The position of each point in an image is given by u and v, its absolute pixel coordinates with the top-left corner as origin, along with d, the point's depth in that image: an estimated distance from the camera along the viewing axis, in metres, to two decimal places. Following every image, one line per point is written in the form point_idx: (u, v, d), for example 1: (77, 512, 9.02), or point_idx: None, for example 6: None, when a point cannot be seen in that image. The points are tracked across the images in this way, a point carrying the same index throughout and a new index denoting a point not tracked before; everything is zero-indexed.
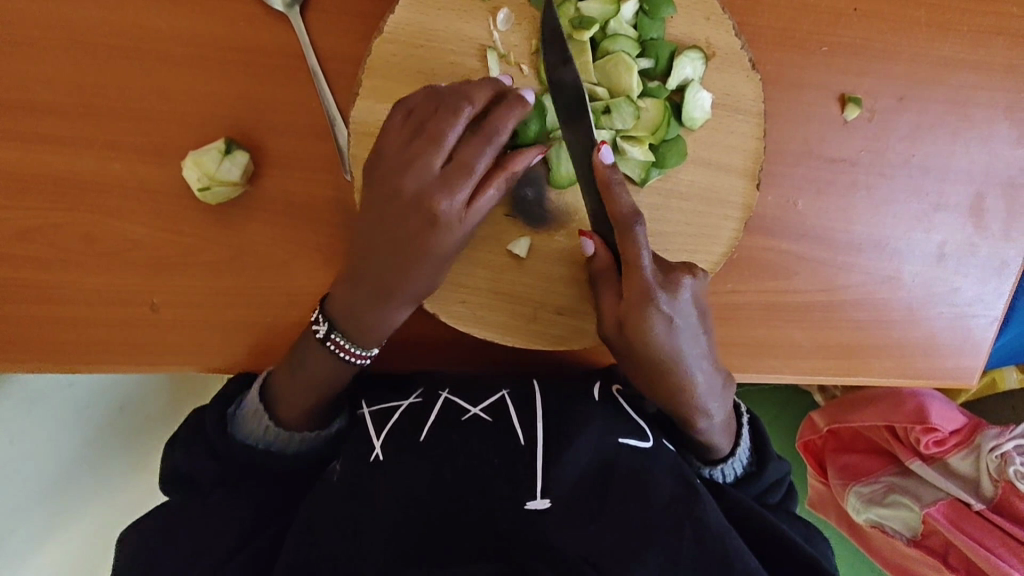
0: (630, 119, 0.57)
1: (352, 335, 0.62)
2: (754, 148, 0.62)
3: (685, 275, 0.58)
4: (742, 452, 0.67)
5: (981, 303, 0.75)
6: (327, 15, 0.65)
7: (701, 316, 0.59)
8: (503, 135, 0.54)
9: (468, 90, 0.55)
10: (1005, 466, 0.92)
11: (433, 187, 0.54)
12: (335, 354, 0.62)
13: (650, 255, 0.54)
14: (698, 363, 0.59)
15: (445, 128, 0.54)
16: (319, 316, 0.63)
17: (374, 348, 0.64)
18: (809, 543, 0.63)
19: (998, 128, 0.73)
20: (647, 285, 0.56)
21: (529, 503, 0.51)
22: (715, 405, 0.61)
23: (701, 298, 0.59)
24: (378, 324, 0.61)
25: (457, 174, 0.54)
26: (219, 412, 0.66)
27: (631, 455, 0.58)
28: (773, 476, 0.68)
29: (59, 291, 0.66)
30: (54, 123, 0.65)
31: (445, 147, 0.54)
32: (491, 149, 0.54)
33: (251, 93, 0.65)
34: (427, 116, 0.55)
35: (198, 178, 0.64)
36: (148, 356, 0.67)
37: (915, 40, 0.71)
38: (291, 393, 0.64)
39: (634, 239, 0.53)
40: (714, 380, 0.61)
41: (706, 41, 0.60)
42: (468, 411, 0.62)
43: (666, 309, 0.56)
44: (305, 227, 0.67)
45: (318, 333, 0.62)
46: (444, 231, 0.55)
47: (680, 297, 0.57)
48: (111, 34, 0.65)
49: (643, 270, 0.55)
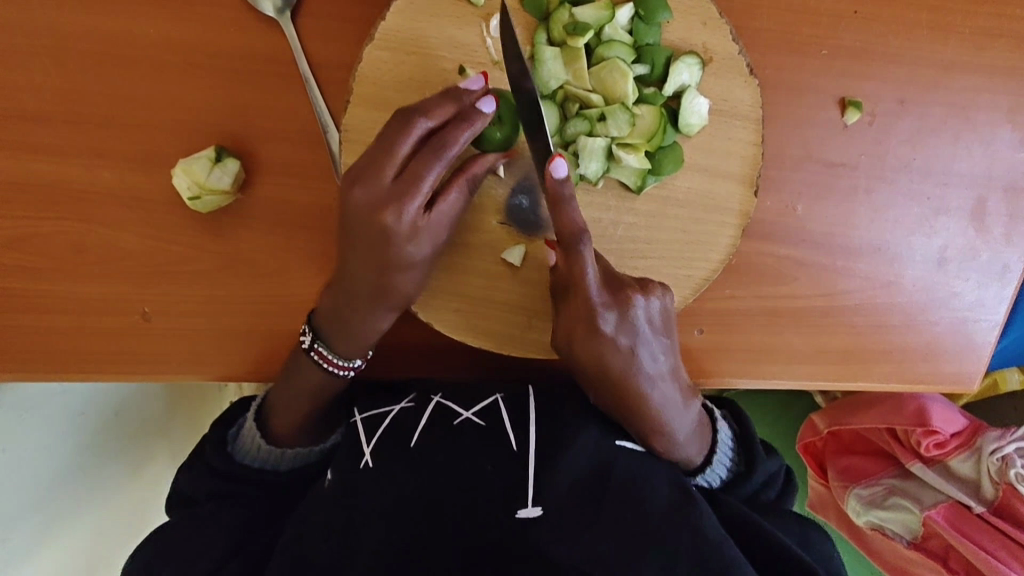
0: (626, 126, 0.56)
1: (334, 344, 0.61)
2: (752, 155, 0.61)
3: (637, 295, 0.57)
4: (722, 455, 0.66)
5: (982, 308, 0.74)
6: (318, 20, 0.64)
7: (659, 335, 0.58)
8: (455, 147, 0.53)
9: (428, 99, 0.54)
10: (1005, 469, 0.92)
11: (383, 199, 0.53)
12: (321, 365, 0.62)
13: (595, 274, 0.55)
14: (654, 382, 0.58)
15: (396, 139, 0.53)
16: (305, 328, 0.62)
17: (357, 359, 0.63)
18: (805, 545, 0.61)
19: (1000, 131, 0.71)
20: (591, 301, 0.56)
21: (521, 512, 0.52)
22: (676, 418, 0.60)
23: (658, 315, 0.58)
24: (361, 331, 0.60)
25: (408, 187, 0.53)
26: (219, 433, 0.66)
27: (628, 457, 0.57)
28: (764, 473, 0.66)
29: (50, 301, 0.65)
30: (44, 132, 0.64)
31: (397, 158, 0.53)
32: (441, 162, 0.53)
33: (242, 101, 0.65)
34: (383, 127, 0.54)
35: (188, 187, 0.63)
36: (139, 366, 0.66)
37: (915, 42, 0.70)
38: (284, 406, 0.64)
39: (577, 256, 0.54)
40: (673, 398, 0.59)
41: (703, 47, 0.59)
42: (460, 415, 0.62)
43: (610, 329, 0.56)
44: (296, 234, 0.66)
45: (302, 344, 0.61)
46: (396, 244, 0.55)
47: (630, 316, 0.56)
48: (99, 41, 0.64)
49: (588, 288, 0.55)
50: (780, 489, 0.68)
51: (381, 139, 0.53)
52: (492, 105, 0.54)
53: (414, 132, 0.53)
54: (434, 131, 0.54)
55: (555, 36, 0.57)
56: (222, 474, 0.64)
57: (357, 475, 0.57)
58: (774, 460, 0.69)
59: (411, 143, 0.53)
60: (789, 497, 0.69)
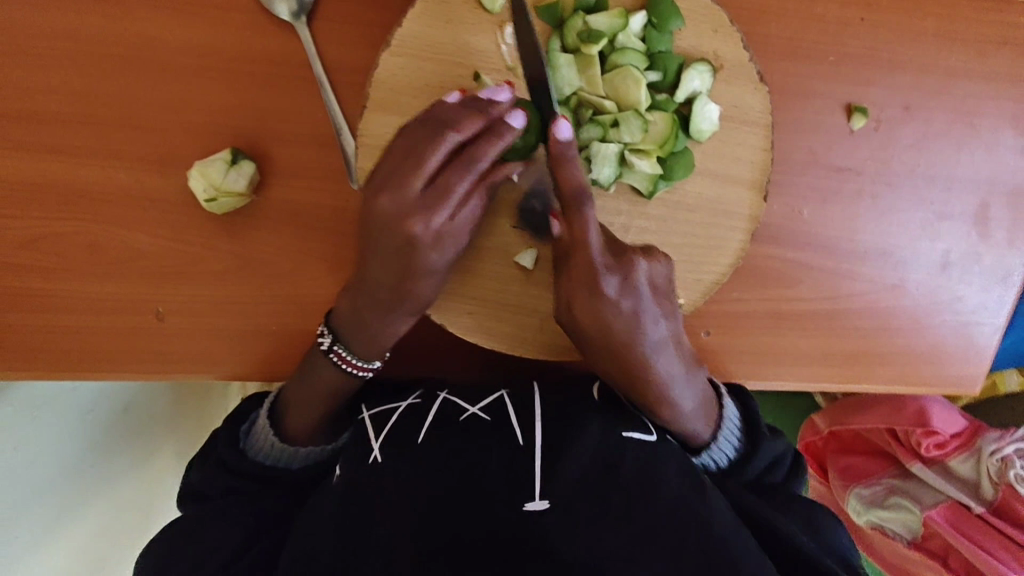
0: (638, 132, 0.57)
1: (353, 346, 0.62)
2: (762, 160, 0.62)
3: (639, 258, 0.57)
4: (728, 433, 0.66)
5: (985, 311, 0.75)
6: (333, 25, 0.65)
7: (660, 299, 0.59)
8: (484, 161, 0.54)
9: (458, 111, 0.55)
10: (1005, 470, 0.93)
11: (411, 210, 0.54)
12: (338, 365, 0.63)
13: (598, 234, 0.55)
14: (655, 348, 0.59)
15: (426, 151, 0.54)
16: (322, 329, 0.63)
17: (376, 360, 0.64)
18: (812, 529, 0.61)
19: (1004, 137, 0.72)
20: (594, 266, 0.56)
21: (528, 505, 0.50)
22: (681, 392, 0.62)
23: (660, 281, 0.59)
24: (378, 335, 0.62)
25: (437, 200, 0.54)
26: (231, 429, 0.67)
27: (639, 446, 0.59)
28: (770, 452, 0.67)
29: (64, 301, 0.66)
30: (60, 133, 0.65)
31: (427, 171, 0.54)
32: (470, 175, 0.54)
33: (257, 104, 0.65)
34: (410, 136, 0.55)
35: (204, 189, 0.64)
36: (152, 365, 0.67)
37: (922, 49, 0.71)
38: (300, 404, 0.65)
39: (581, 216, 0.54)
40: (676, 369, 0.61)
41: (715, 54, 0.60)
42: (466, 410, 0.63)
43: (613, 292, 0.57)
44: (309, 236, 0.67)
45: (320, 345, 0.62)
46: (421, 253, 0.56)
47: (632, 280, 0.57)
48: (116, 44, 0.64)
49: (591, 250, 0.55)
50: (788, 470, 0.69)
51: (410, 153, 0.54)
52: (522, 119, 0.55)
53: (444, 145, 0.54)
54: (463, 144, 0.55)
55: (569, 43, 0.58)
56: (235, 470, 0.65)
57: (366, 469, 0.58)
58: (779, 440, 0.69)
59: (441, 156, 0.54)
60: (797, 478, 0.70)
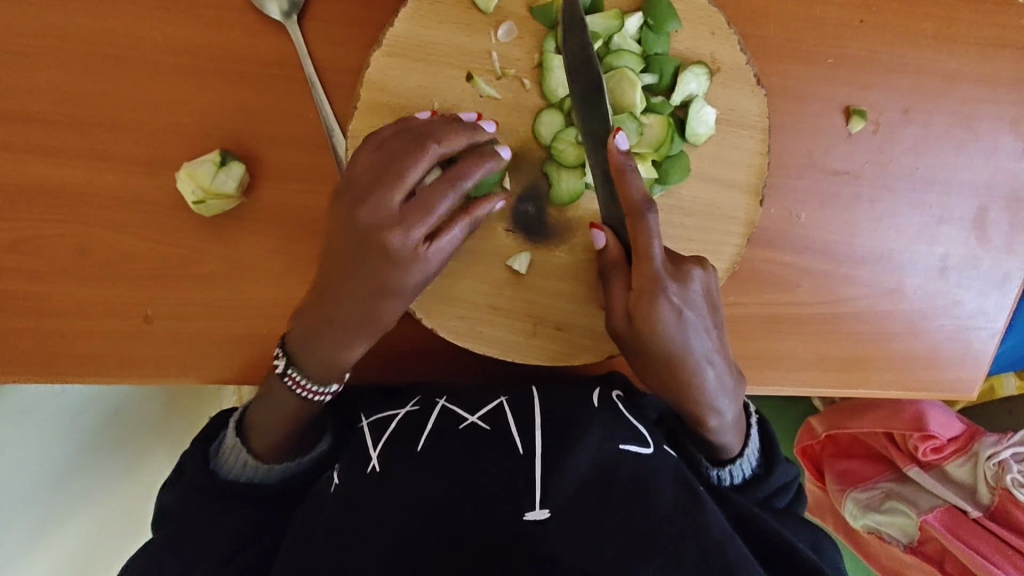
0: (634, 135, 0.56)
1: (307, 369, 0.61)
2: (758, 164, 0.61)
3: (695, 267, 0.57)
4: (750, 453, 0.66)
5: (983, 316, 0.74)
6: (325, 25, 0.64)
7: (712, 310, 0.58)
8: (469, 182, 0.53)
9: (437, 127, 0.55)
10: (1002, 474, 0.92)
11: (390, 221, 0.53)
12: (295, 392, 0.61)
13: (661, 245, 0.54)
14: (705, 360, 0.57)
15: (407, 163, 0.52)
16: (279, 352, 0.62)
17: (334, 384, 0.62)
18: (815, 549, 0.61)
19: (1003, 141, 0.72)
20: (656, 274, 0.54)
21: (529, 514, 0.49)
22: (724, 404, 0.60)
23: (712, 291, 0.58)
24: (332, 355, 0.59)
25: (418, 215, 0.53)
26: (201, 449, 0.65)
27: (633, 461, 0.57)
28: (781, 479, 0.66)
29: (50, 304, 0.65)
30: (46, 133, 0.64)
31: (407, 184, 0.52)
32: (454, 195, 0.53)
33: (247, 105, 0.64)
34: (392, 147, 0.54)
35: (193, 191, 0.63)
36: (140, 369, 0.66)
37: (921, 51, 0.70)
38: (267, 425, 0.63)
39: (644, 227, 0.53)
40: (724, 382, 0.59)
41: (711, 57, 0.59)
42: (465, 419, 0.62)
43: (675, 299, 0.55)
44: (300, 239, 0.66)
45: (276, 370, 0.61)
46: (395, 269, 0.54)
47: (690, 288, 0.56)
48: (102, 42, 0.63)
49: (654, 259, 0.54)
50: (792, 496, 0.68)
51: (390, 163, 0.53)
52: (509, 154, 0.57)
53: (427, 158, 0.53)
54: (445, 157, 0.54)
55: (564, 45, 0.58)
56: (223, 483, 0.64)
57: (364, 476, 0.57)
58: (794, 467, 0.69)
59: (422, 168, 0.53)
60: (800, 504, 0.69)
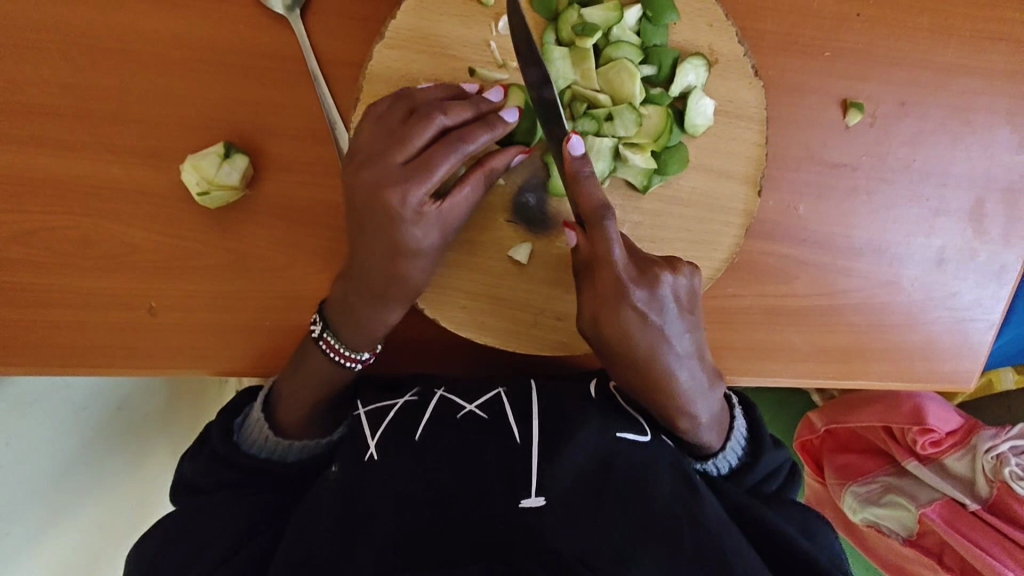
0: (632, 126, 0.57)
1: (344, 335, 0.62)
2: (756, 154, 0.62)
3: (665, 273, 0.57)
4: (734, 444, 0.66)
5: (979, 307, 0.75)
6: (327, 18, 0.65)
7: (684, 314, 0.59)
8: (471, 144, 0.55)
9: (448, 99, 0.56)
10: (1000, 467, 0.93)
11: (390, 181, 0.54)
12: (328, 355, 0.62)
13: (622, 251, 0.55)
14: (680, 362, 0.58)
15: (412, 130, 0.54)
16: (315, 317, 0.63)
17: (365, 352, 0.64)
18: (807, 532, 0.61)
19: (999, 133, 0.72)
20: (620, 280, 0.55)
21: (523, 502, 0.50)
22: (699, 404, 0.60)
23: (684, 294, 0.59)
24: (370, 325, 0.62)
25: (418, 173, 0.54)
26: (225, 422, 0.66)
27: (627, 448, 0.58)
28: (770, 462, 0.66)
29: (54, 295, 0.66)
30: (51, 126, 0.65)
31: (411, 147, 0.55)
32: (455, 156, 0.54)
33: (250, 97, 0.65)
34: (402, 116, 0.56)
35: (196, 182, 0.63)
36: (143, 360, 0.67)
37: (917, 44, 0.70)
38: (292, 399, 0.64)
39: (604, 233, 0.54)
40: (699, 380, 0.60)
41: (709, 48, 0.60)
42: (463, 408, 0.63)
43: (640, 305, 0.56)
44: (303, 231, 0.66)
45: (313, 333, 0.63)
46: (400, 227, 0.55)
47: (657, 293, 0.56)
48: (107, 36, 0.64)
49: (617, 265, 0.55)
50: (782, 480, 0.68)
51: (395, 131, 0.55)
52: (515, 115, 0.57)
53: (432, 127, 0.55)
54: (451, 127, 0.56)
55: (564, 36, 0.58)
56: (230, 464, 0.64)
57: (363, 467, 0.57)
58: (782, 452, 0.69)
59: (427, 135, 0.55)
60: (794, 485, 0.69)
